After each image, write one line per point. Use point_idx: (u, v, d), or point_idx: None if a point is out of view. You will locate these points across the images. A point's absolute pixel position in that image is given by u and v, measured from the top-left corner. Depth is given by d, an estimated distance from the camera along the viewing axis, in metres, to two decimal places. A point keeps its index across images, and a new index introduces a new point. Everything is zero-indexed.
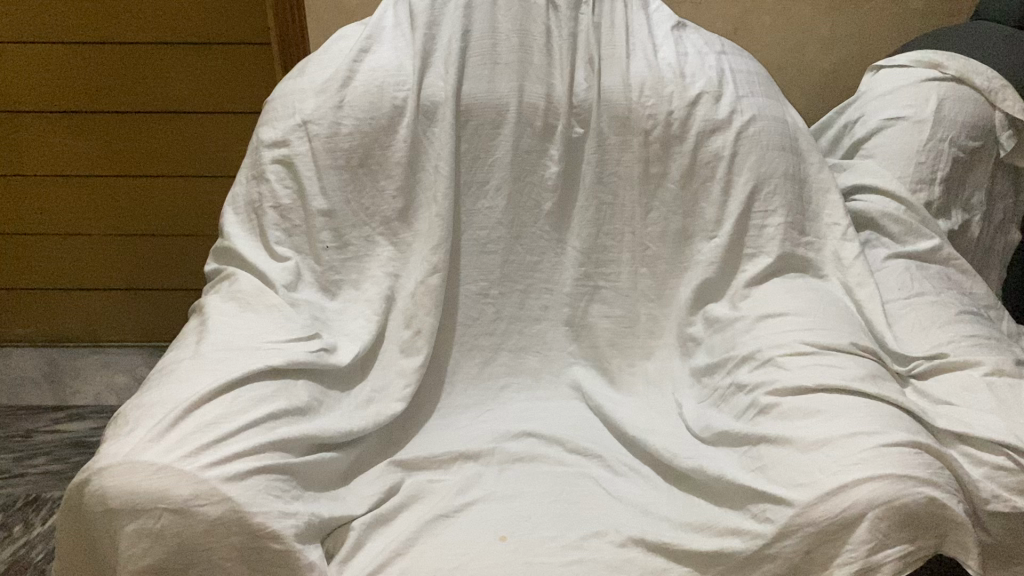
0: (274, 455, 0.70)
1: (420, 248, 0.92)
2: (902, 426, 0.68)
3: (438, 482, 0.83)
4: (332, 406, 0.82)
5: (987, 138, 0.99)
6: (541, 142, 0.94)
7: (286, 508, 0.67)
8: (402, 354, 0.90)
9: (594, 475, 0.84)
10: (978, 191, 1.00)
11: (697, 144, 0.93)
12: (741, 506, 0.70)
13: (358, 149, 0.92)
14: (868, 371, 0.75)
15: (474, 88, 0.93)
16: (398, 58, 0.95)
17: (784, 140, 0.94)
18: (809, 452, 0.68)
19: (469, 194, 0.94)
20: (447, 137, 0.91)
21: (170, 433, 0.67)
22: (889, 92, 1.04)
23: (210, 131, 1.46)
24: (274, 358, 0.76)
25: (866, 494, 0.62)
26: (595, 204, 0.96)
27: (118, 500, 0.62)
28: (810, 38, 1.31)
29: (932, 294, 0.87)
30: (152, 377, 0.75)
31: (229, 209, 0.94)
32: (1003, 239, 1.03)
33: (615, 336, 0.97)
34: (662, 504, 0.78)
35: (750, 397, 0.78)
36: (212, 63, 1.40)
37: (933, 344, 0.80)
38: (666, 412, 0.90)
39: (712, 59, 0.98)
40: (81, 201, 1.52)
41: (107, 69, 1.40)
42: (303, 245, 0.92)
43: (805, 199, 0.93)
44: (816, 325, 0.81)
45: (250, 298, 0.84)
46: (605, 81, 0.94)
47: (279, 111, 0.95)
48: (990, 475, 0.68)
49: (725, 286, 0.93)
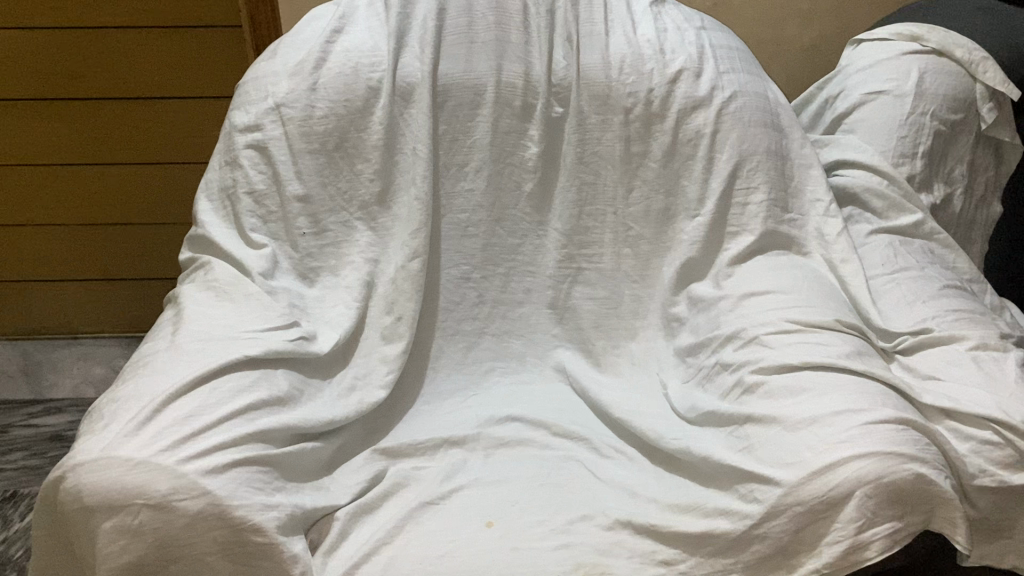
0: (254, 446, 0.68)
1: (399, 233, 0.91)
2: (889, 402, 0.68)
3: (422, 469, 0.82)
4: (313, 394, 0.80)
5: (967, 111, 0.98)
6: (520, 122, 0.93)
7: (268, 500, 0.66)
8: (384, 341, 0.88)
9: (580, 458, 0.83)
10: (960, 164, 1.00)
11: (678, 122, 0.91)
12: (728, 487, 0.70)
13: (334, 132, 0.90)
14: (853, 348, 0.75)
15: (451, 68, 0.91)
16: (374, 38, 0.93)
17: (766, 117, 0.93)
18: (796, 431, 0.67)
19: (448, 176, 0.93)
20: (425, 118, 0.89)
21: (147, 426, 0.65)
22: (870, 66, 1.04)
23: (183, 116, 1.44)
24: (252, 348, 0.74)
25: (855, 471, 0.61)
26: (576, 184, 0.94)
27: (94, 497, 0.61)
28: (788, 14, 1.30)
29: (915, 269, 0.86)
30: (127, 370, 0.73)
31: (202, 196, 0.91)
32: (985, 212, 1.03)
33: (599, 318, 0.96)
34: (649, 486, 0.77)
35: (735, 376, 0.78)
36: (184, 47, 1.37)
37: (918, 319, 0.80)
38: (651, 394, 0.89)
39: (692, 35, 0.97)
40: (53, 191, 1.49)
41: (76, 55, 1.36)
42: (279, 232, 0.90)
43: (787, 175, 0.92)
44: (800, 302, 0.81)
45: (226, 287, 0.82)
46: (584, 59, 0.93)
47: (252, 95, 0.93)
48: (976, 450, 0.68)
49: (707, 267, 0.92)
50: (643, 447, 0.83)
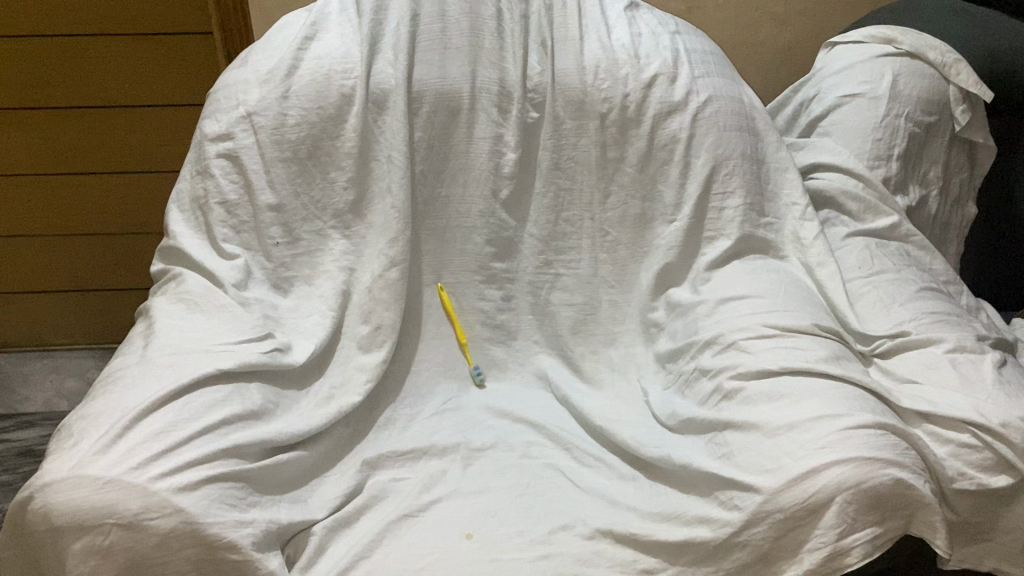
0: (228, 461, 0.67)
1: (375, 241, 0.90)
2: (868, 407, 0.68)
3: (401, 481, 0.80)
4: (289, 407, 0.79)
5: (942, 113, 0.99)
6: (496, 128, 0.92)
7: (242, 516, 0.65)
8: (361, 350, 0.87)
9: (560, 466, 0.82)
10: (935, 165, 1.00)
11: (653, 127, 0.91)
12: (707, 493, 0.70)
13: (306, 140, 0.89)
14: (832, 353, 0.74)
15: (424, 74, 0.91)
16: (345, 44, 0.92)
17: (741, 121, 0.93)
18: (775, 437, 0.67)
19: (425, 183, 0.92)
20: (399, 125, 0.88)
21: (116, 444, 0.63)
22: (844, 69, 1.04)
23: (156, 124, 1.42)
24: (225, 362, 0.73)
25: (835, 477, 0.61)
26: (553, 190, 0.94)
27: (63, 517, 0.59)
28: (763, 16, 1.30)
29: (892, 271, 0.86)
30: (97, 386, 0.72)
31: (173, 206, 0.90)
32: (959, 213, 1.04)
33: (578, 322, 0.94)
34: (629, 494, 0.77)
35: (714, 382, 0.77)
36: (155, 55, 1.35)
37: (895, 322, 0.80)
38: (632, 400, 0.88)
39: (667, 40, 0.96)
40: (22, 201, 1.47)
41: (44, 64, 1.34)
42: (252, 242, 0.89)
43: (763, 179, 0.92)
44: (778, 307, 0.80)
45: (198, 299, 0.81)
46: (559, 64, 0.92)
47: (222, 102, 0.91)
48: (955, 453, 0.68)
49: (685, 269, 0.91)
50: (623, 454, 0.83)
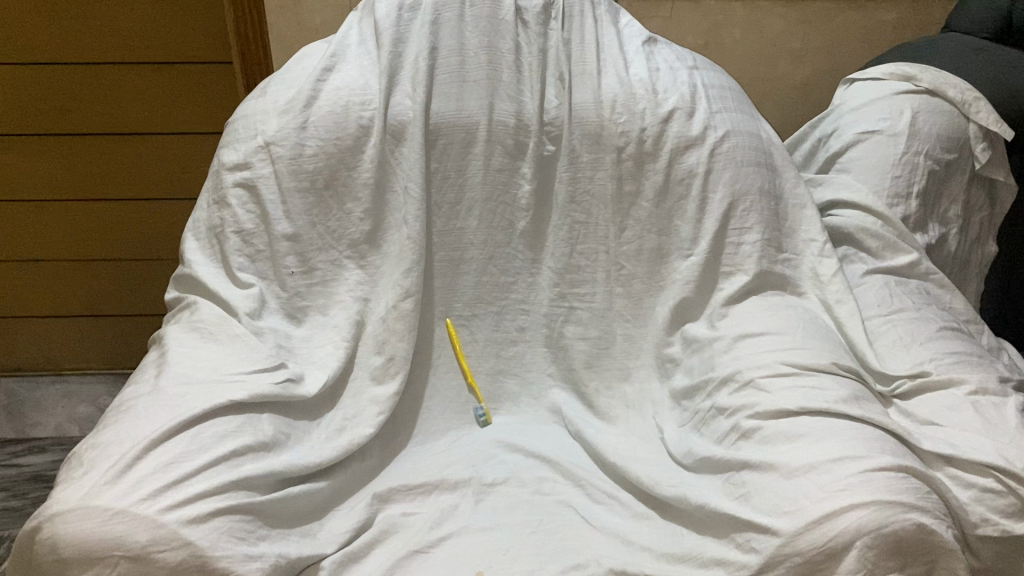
0: (238, 494, 0.66)
1: (390, 272, 0.90)
2: (889, 449, 0.66)
3: (412, 515, 0.79)
4: (300, 438, 0.79)
5: (962, 151, 0.98)
6: (512, 160, 0.93)
7: (251, 550, 0.64)
8: (374, 382, 0.87)
9: (573, 503, 0.81)
10: (954, 204, 1.00)
11: (670, 161, 0.91)
12: (725, 535, 0.69)
13: (323, 171, 0.89)
14: (851, 393, 0.73)
15: (442, 106, 0.91)
16: (364, 76, 0.93)
17: (759, 156, 0.92)
18: (793, 478, 0.65)
19: (440, 214, 0.92)
20: (417, 157, 0.89)
21: (126, 474, 0.63)
22: (863, 106, 1.03)
23: (175, 152, 1.43)
24: (237, 393, 0.72)
25: (854, 521, 0.60)
26: (569, 222, 0.94)
27: (70, 548, 0.59)
28: (780, 52, 1.31)
29: (912, 310, 0.85)
30: (110, 415, 0.71)
31: (190, 235, 0.90)
32: (980, 251, 1.03)
33: (591, 357, 0.93)
34: (643, 534, 0.75)
35: (731, 421, 0.76)
36: (177, 83, 1.37)
37: (915, 362, 0.79)
38: (647, 437, 0.87)
39: (684, 75, 0.96)
40: (42, 226, 1.48)
41: (67, 91, 1.35)
42: (267, 271, 0.89)
43: (781, 215, 0.91)
44: (797, 345, 0.79)
45: (212, 329, 0.81)
46: (577, 97, 0.92)
47: (240, 132, 0.92)
48: (978, 498, 0.67)
49: (703, 304, 0.90)
50: (637, 492, 0.81)
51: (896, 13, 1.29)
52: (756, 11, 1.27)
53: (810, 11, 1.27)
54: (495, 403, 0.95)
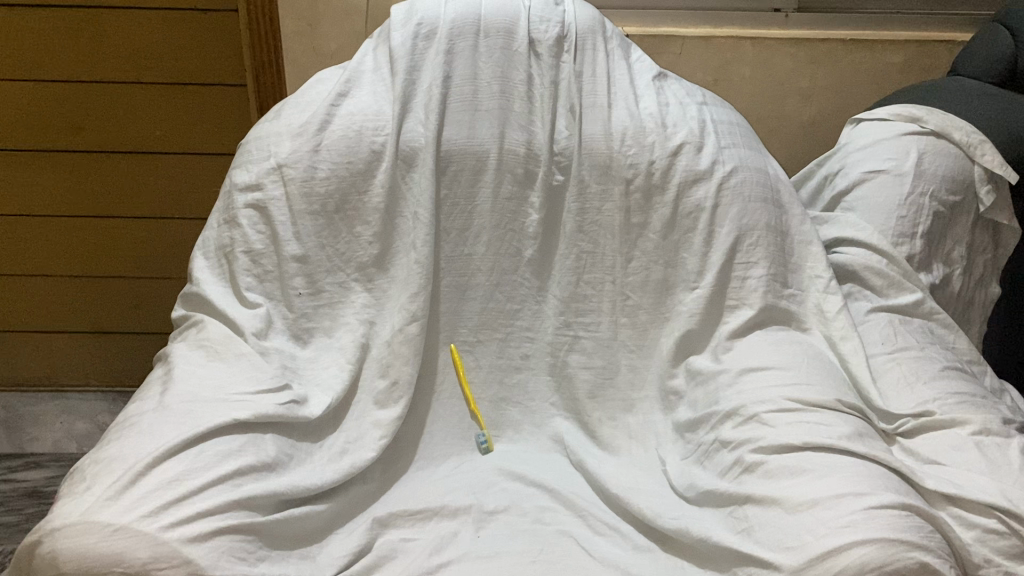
0: (239, 513, 0.66)
1: (396, 296, 0.90)
2: (892, 486, 0.66)
3: (411, 541, 0.78)
4: (302, 460, 0.78)
5: (966, 193, 1.00)
6: (521, 189, 0.94)
7: (251, 571, 0.63)
8: (377, 406, 0.86)
9: (576, 532, 0.80)
10: (959, 245, 1.00)
11: (678, 195, 0.92)
12: (729, 569, 0.68)
13: (334, 194, 0.90)
14: (855, 429, 0.73)
15: (453, 134, 0.93)
16: (378, 102, 0.94)
17: (766, 192, 0.93)
18: (797, 513, 0.65)
19: (448, 240, 0.93)
20: (428, 182, 0.90)
21: (128, 491, 0.63)
22: (868, 146, 1.05)
23: (186, 172, 1.44)
24: (242, 412, 0.73)
25: (858, 557, 0.59)
26: (575, 252, 0.94)
27: (69, 564, 0.58)
28: (789, 90, 1.32)
29: (916, 349, 0.85)
30: (114, 430, 0.71)
31: (198, 253, 0.91)
32: (983, 292, 1.04)
33: (595, 387, 0.93)
34: (646, 566, 0.75)
35: (734, 454, 0.76)
36: (189, 102, 1.38)
37: (919, 401, 0.79)
38: (649, 469, 0.87)
39: (693, 110, 0.98)
40: (51, 240, 1.48)
41: (85, 107, 1.37)
42: (274, 291, 0.89)
43: (787, 251, 0.92)
44: (800, 380, 0.79)
45: (218, 348, 0.81)
46: (587, 129, 0.94)
47: (253, 154, 0.93)
48: (981, 538, 0.67)
49: (707, 337, 0.90)
50: (638, 524, 0.81)
51: (903, 55, 1.30)
52: (765, 49, 1.29)
53: (819, 51, 1.29)
54: (497, 430, 0.94)
